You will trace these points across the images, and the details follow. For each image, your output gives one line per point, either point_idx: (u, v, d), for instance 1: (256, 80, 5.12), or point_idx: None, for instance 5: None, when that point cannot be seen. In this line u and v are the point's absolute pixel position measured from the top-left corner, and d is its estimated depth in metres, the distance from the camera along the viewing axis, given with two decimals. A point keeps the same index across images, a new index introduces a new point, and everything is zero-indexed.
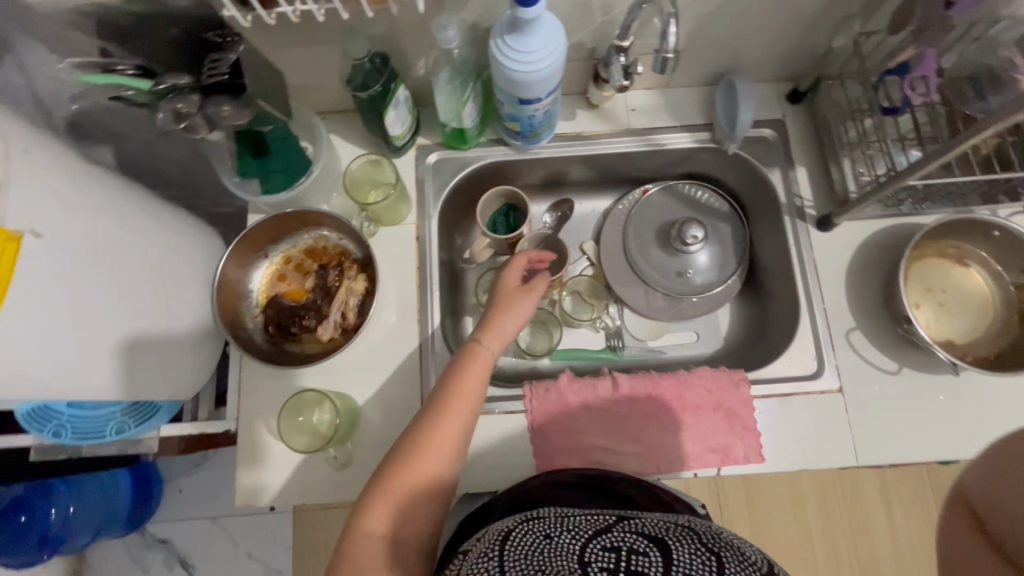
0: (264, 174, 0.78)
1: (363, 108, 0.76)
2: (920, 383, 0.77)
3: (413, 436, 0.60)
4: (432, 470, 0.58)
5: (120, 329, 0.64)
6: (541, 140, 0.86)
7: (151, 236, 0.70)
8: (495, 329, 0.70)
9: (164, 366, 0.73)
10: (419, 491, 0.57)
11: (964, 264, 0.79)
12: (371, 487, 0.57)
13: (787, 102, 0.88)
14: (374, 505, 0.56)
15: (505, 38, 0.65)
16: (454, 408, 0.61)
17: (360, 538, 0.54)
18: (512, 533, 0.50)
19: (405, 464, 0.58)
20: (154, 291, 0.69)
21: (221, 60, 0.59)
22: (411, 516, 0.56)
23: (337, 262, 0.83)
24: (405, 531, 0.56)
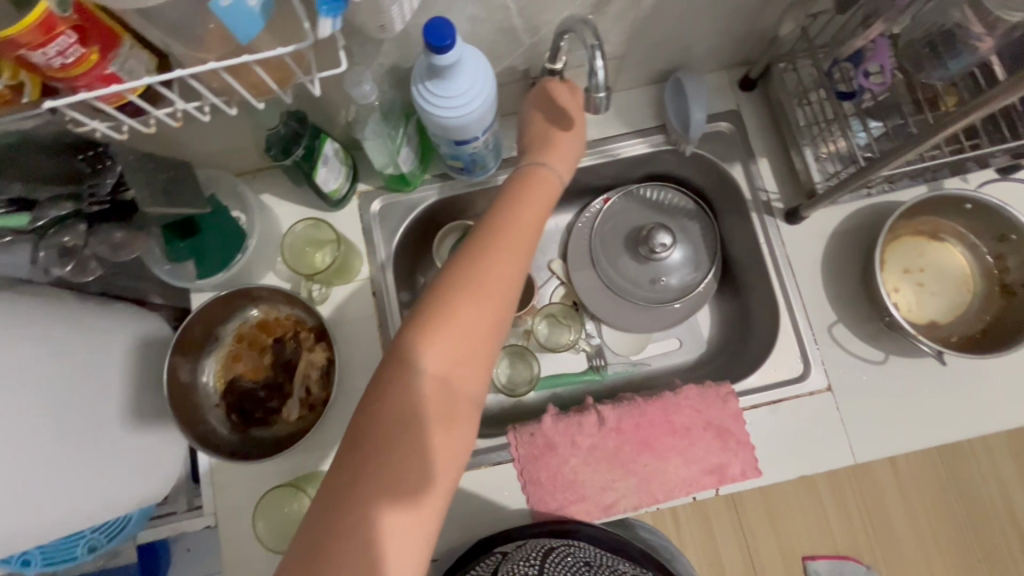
0: (198, 254, 0.72)
1: (291, 169, 0.71)
2: (909, 369, 0.75)
3: (474, 263, 0.55)
4: (490, 305, 0.54)
5: (64, 466, 0.57)
6: (489, 170, 0.81)
7: (74, 350, 0.62)
8: (545, 160, 0.66)
9: (122, 483, 0.66)
10: (476, 325, 0.53)
11: (940, 240, 0.77)
12: (426, 314, 0.52)
13: (739, 90, 0.83)
14: (431, 336, 0.51)
15: (426, 84, 0.59)
16: (514, 243, 0.58)
17: (409, 370, 0.51)
18: (554, 551, 0.67)
19: (467, 289, 0.54)
20: (87, 413, 0.62)
21: (99, 186, 0.56)
22: (467, 355, 0.52)
23: (292, 332, 0.78)
24: (460, 373, 0.52)
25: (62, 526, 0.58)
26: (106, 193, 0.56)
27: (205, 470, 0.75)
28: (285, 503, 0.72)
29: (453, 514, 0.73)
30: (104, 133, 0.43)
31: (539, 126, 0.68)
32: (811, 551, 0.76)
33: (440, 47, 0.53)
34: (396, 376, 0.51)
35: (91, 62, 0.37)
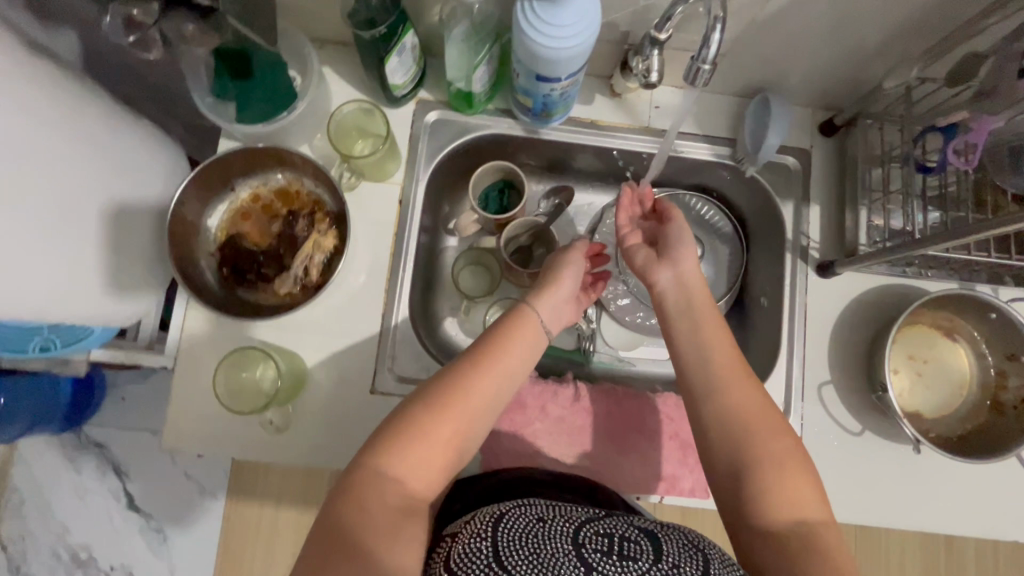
0: (241, 100, 0.69)
1: (363, 48, 0.68)
2: (879, 448, 0.76)
3: (456, 376, 0.54)
4: (462, 420, 0.52)
5: (33, 241, 0.55)
6: (553, 121, 0.79)
7: (84, 141, 0.60)
8: (549, 294, 0.64)
9: (87, 289, 0.64)
10: (441, 441, 0.51)
11: (953, 339, 0.77)
12: (392, 425, 0.51)
13: (819, 133, 0.82)
14: (394, 446, 0.50)
15: (531, 4, 0.57)
16: (500, 368, 0.56)
17: (368, 477, 0.48)
18: (506, 514, 0.50)
19: (441, 400, 0.52)
20: (78, 206, 0.60)
21: None
22: (429, 464, 0.50)
23: (308, 210, 0.76)
24: (419, 484, 0.50)
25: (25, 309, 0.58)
26: None
27: (180, 312, 0.74)
28: (246, 364, 0.71)
29: None
30: None
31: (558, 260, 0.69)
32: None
33: None
34: (356, 476, 0.48)
35: None
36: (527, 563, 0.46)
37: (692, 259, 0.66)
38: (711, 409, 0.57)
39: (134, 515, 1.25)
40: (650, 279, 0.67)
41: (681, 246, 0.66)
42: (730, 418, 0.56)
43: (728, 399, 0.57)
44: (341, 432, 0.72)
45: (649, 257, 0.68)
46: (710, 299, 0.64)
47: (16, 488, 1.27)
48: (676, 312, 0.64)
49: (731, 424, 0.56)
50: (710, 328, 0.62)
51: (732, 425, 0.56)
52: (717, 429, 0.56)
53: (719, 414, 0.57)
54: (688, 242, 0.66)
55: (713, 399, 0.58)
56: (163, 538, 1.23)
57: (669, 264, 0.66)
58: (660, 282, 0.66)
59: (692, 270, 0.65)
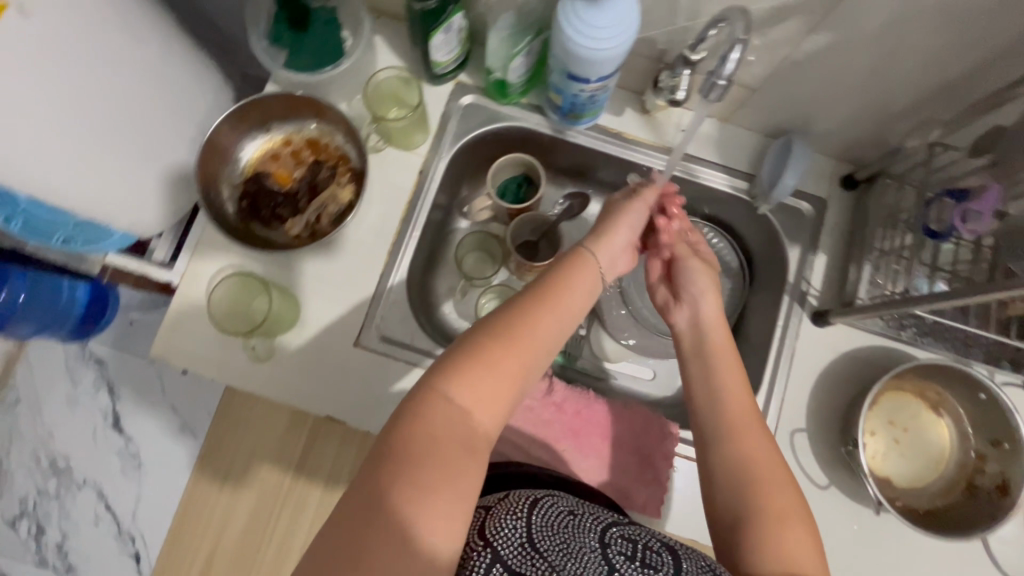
0: (293, 48, 0.74)
1: (411, 20, 0.72)
2: (842, 507, 0.74)
3: (522, 312, 0.56)
4: (525, 354, 0.54)
5: (76, 136, 0.60)
6: (581, 123, 0.81)
7: (138, 52, 0.65)
8: (604, 243, 0.66)
9: (115, 194, 0.68)
10: (508, 371, 0.52)
11: (937, 412, 0.76)
12: (455, 352, 0.52)
13: (839, 185, 0.83)
14: (459, 370, 0.51)
15: (573, 3, 0.60)
16: (561, 306, 0.58)
17: (439, 400, 0.49)
18: (540, 500, 0.53)
19: (504, 332, 0.54)
20: (119, 109, 0.64)
21: None
22: (494, 394, 0.51)
23: (333, 163, 0.80)
24: (484, 412, 0.51)
25: (57, 199, 0.63)
26: None
27: (195, 235, 0.78)
28: (253, 292, 0.75)
29: (378, 390, 0.75)
30: None
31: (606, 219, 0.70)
32: None
33: None
34: (420, 402, 0.49)
35: None
36: (558, 551, 0.48)
37: (711, 300, 0.67)
38: (721, 452, 0.58)
39: (116, 436, 1.29)
40: (668, 319, 0.70)
41: (701, 290, 0.67)
42: (742, 467, 0.56)
43: (738, 447, 0.58)
44: (319, 376, 0.75)
45: (669, 299, 0.71)
46: (729, 342, 0.65)
47: (16, 387, 1.33)
48: (691, 352, 0.65)
49: (742, 471, 0.56)
50: (728, 374, 0.62)
51: (744, 471, 0.56)
52: (724, 474, 0.57)
53: (727, 460, 0.57)
54: (710, 285, 0.68)
55: (724, 443, 0.58)
56: (137, 463, 1.27)
57: (686, 305, 0.68)
58: (679, 323, 0.68)
59: (710, 313, 0.66)
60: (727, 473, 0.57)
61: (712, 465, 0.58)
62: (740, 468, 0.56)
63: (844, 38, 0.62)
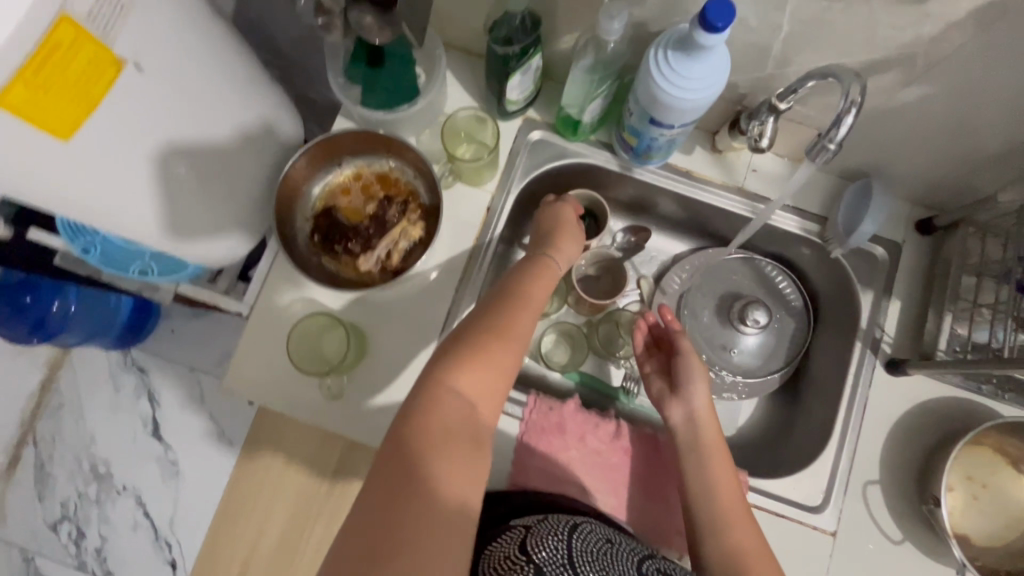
0: (369, 84, 0.74)
1: (492, 59, 0.72)
2: (914, 562, 0.73)
3: (504, 310, 0.62)
4: (514, 348, 0.60)
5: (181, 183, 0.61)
6: (650, 163, 0.80)
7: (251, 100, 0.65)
8: (561, 250, 0.73)
9: (208, 234, 0.70)
10: (501, 366, 0.58)
11: (1017, 469, 0.74)
12: (445, 352, 0.58)
13: (914, 229, 0.81)
14: (451, 363, 0.56)
15: (667, 53, 0.59)
16: (529, 305, 0.64)
17: (442, 394, 0.53)
18: (579, 527, 0.59)
19: (489, 326, 0.60)
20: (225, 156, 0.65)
21: None
22: (492, 385, 0.56)
23: (403, 198, 0.79)
24: (484, 403, 0.56)
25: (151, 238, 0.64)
26: None
27: (266, 268, 0.78)
28: (319, 330, 0.76)
29: None
30: None
31: (554, 221, 0.76)
32: None
33: (711, 25, 0.53)
34: (428, 394, 0.53)
35: None
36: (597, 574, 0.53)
37: (703, 396, 0.69)
38: (714, 544, 0.60)
39: (156, 443, 1.30)
40: (664, 414, 0.71)
41: (692, 384, 0.69)
42: (734, 561, 0.58)
43: (731, 540, 0.59)
44: (385, 414, 0.74)
45: (664, 392, 0.72)
46: (721, 438, 0.67)
47: (60, 391, 1.35)
48: (685, 448, 0.67)
49: (734, 565, 0.58)
50: (720, 469, 0.64)
51: (738, 563, 0.58)
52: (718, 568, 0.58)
53: (717, 555, 0.59)
54: (700, 379, 0.70)
55: (718, 536, 0.60)
56: (176, 470, 1.28)
57: (681, 401, 0.69)
58: (672, 419, 0.70)
59: (702, 409, 0.68)
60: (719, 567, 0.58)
61: (703, 557, 0.60)
62: (732, 559, 0.58)
63: (946, 90, 0.61)
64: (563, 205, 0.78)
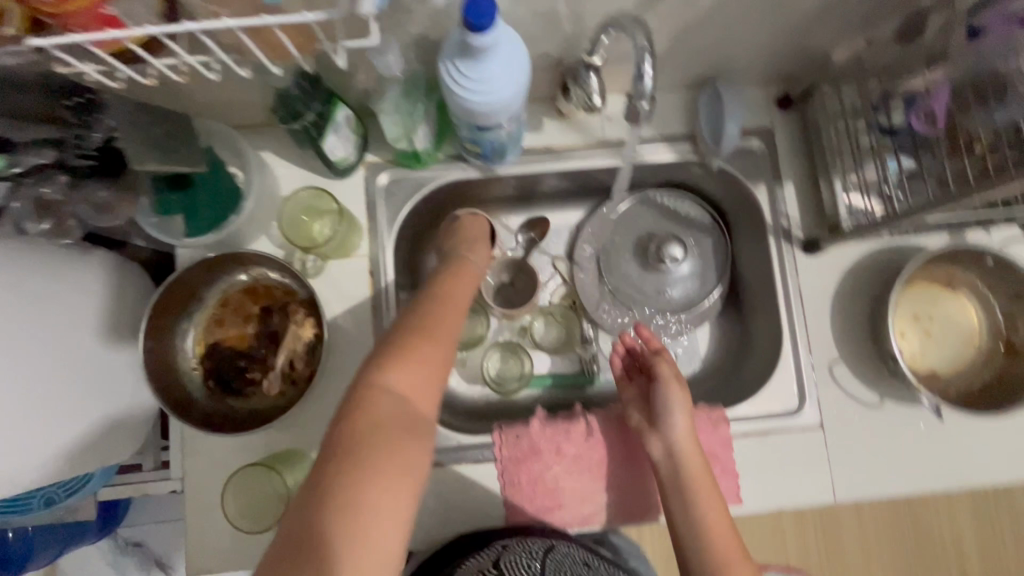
0: (189, 210, 0.68)
1: (299, 134, 0.67)
2: (900, 416, 0.74)
3: (418, 312, 0.58)
4: (443, 343, 0.56)
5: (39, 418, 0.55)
6: (507, 159, 0.76)
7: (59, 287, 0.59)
8: (476, 250, 0.73)
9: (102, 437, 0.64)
10: (432, 363, 0.53)
11: (954, 290, 0.75)
12: (381, 350, 0.53)
13: (777, 109, 0.79)
14: (389, 363, 0.51)
15: (455, 63, 0.54)
16: (455, 305, 0.61)
17: (373, 393, 0.49)
18: (551, 549, 0.66)
19: (416, 329, 0.56)
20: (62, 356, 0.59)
21: (85, 141, 0.48)
22: (425, 379, 0.52)
23: (281, 303, 0.74)
24: (420, 397, 0.51)
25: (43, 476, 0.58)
26: (93, 148, 0.49)
27: (177, 436, 0.72)
28: (259, 482, 0.69)
29: (428, 501, 0.72)
30: (96, 79, 0.38)
31: (469, 233, 0.75)
32: None
33: (479, 25, 0.49)
34: (358, 394, 0.49)
35: None
36: None
37: (684, 430, 0.66)
38: None
39: None
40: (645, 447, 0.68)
41: (671, 417, 0.66)
42: None
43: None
44: None
45: (643, 424, 0.70)
46: (705, 466, 0.64)
47: None
48: (669, 484, 0.65)
49: None
50: (708, 499, 0.62)
51: None
52: None
53: None
54: (679, 411, 0.66)
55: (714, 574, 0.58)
56: None
57: (659, 435, 0.67)
58: (654, 453, 0.67)
59: (682, 442, 0.65)
60: None
61: None
62: None
63: None
64: (470, 218, 0.77)
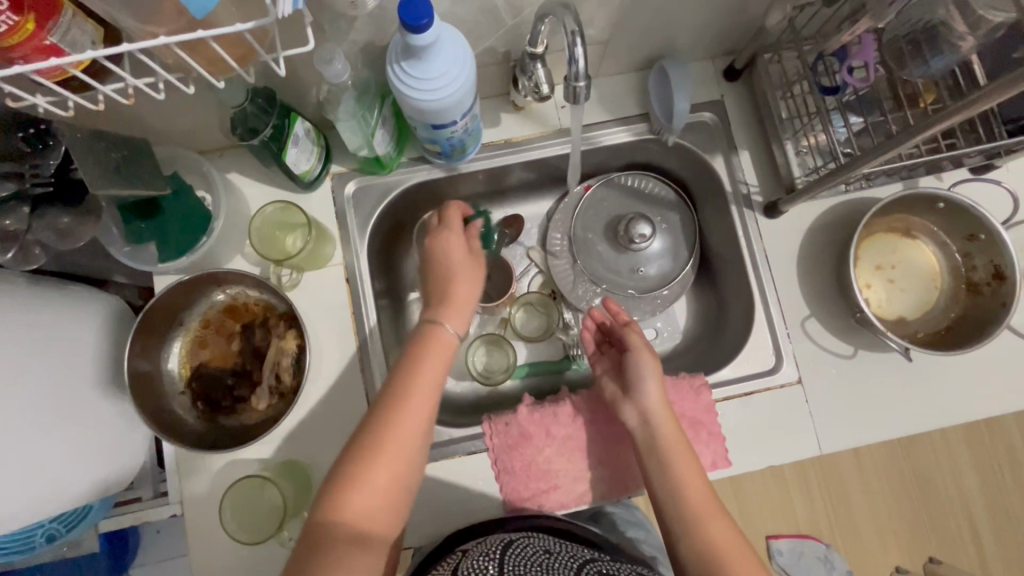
0: (160, 237, 0.68)
1: (261, 150, 0.68)
2: (874, 364, 0.76)
3: (381, 412, 0.55)
4: (400, 451, 0.54)
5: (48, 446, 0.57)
6: (468, 155, 0.78)
7: (37, 322, 0.60)
8: (453, 302, 0.65)
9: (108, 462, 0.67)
10: (385, 476, 0.53)
11: (912, 237, 0.78)
12: (334, 476, 0.52)
13: (724, 81, 0.82)
14: (334, 493, 0.51)
15: (401, 65, 0.56)
16: (420, 387, 0.57)
17: (324, 528, 0.50)
18: (515, 542, 0.57)
19: (375, 444, 0.53)
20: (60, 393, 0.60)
21: (41, 168, 0.50)
22: (378, 501, 0.52)
23: (261, 319, 0.75)
24: (372, 516, 0.52)
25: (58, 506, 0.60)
26: (49, 173, 0.50)
27: (172, 460, 0.73)
28: (256, 495, 0.69)
29: (425, 497, 0.73)
30: (47, 109, 0.40)
31: (440, 248, 0.68)
32: (949, 499, 0.87)
33: (416, 25, 0.51)
34: (315, 534, 0.50)
35: (28, 31, 0.33)
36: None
37: (657, 396, 0.66)
38: (685, 542, 0.56)
39: None
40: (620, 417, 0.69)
41: (643, 384, 0.67)
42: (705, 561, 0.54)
43: (704, 536, 0.56)
44: None
45: (618, 394, 0.70)
46: (680, 432, 0.64)
47: None
48: (644, 449, 0.64)
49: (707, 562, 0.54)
50: (683, 462, 0.61)
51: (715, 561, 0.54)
52: (692, 560, 0.55)
53: (690, 553, 0.56)
54: (651, 377, 0.67)
55: (691, 534, 0.56)
56: None
57: (632, 403, 0.67)
58: (629, 421, 0.68)
59: (654, 408, 0.65)
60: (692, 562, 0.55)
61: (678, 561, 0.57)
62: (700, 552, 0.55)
63: None
64: (449, 211, 0.70)
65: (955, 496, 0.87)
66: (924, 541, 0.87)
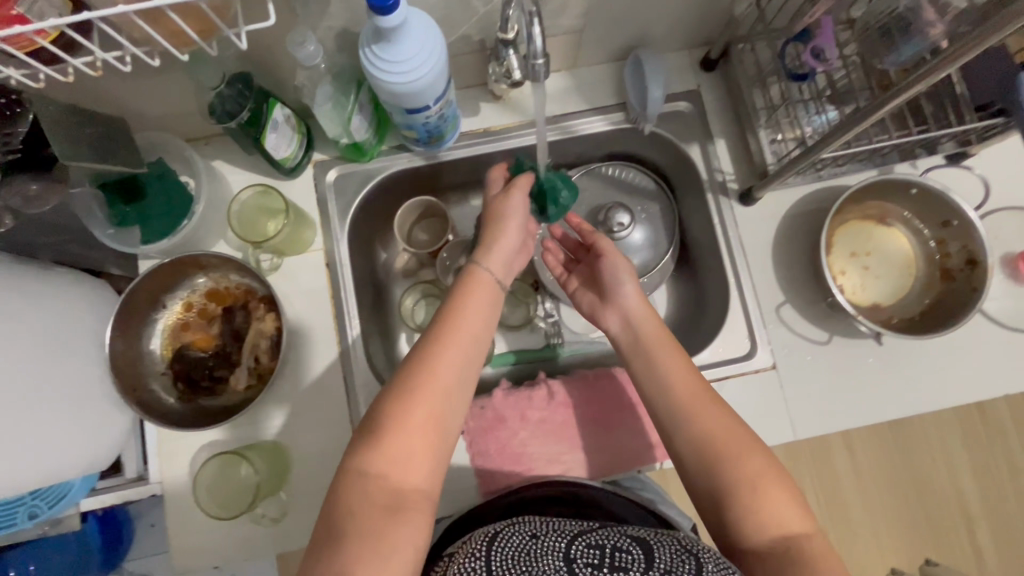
0: (144, 219, 0.70)
1: (241, 136, 0.70)
2: (849, 349, 0.77)
3: (416, 357, 0.55)
4: (434, 396, 0.52)
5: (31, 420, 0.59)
6: (447, 142, 0.80)
7: (20, 296, 0.62)
8: (493, 252, 0.64)
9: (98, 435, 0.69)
10: (419, 423, 0.51)
11: (888, 224, 0.79)
12: (361, 427, 0.52)
13: (701, 71, 0.83)
14: (368, 445, 0.50)
15: (372, 48, 0.58)
16: (455, 339, 0.56)
17: (351, 478, 0.49)
18: (499, 533, 0.48)
19: (407, 390, 0.52)
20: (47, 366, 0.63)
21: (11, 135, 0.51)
22: (411, 447, 0.50)
23: (242, 302, 0.77)
24: (403, 469, 0.50)
25: (43, 476, 0.62)
26: (19, 141, 0.51)
27: (152, 439, 0.74)
28: (234, 472, 0.71)
29: None
30: (19, 80, 0.41)
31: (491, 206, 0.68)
32: (942, 484, 0.88)
33: (383, 7, 0.52)
34: (344, 485, 0.49)
35: None
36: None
37: (634, 296, 0.66)
38: (682, 437, 0.57)
39: None
40: (602, 324, 0.69)
41: (620, 287, 0.67)
42: (706, 454, 0.55)
43: (698, 425, 0.56)
44: None
45: (595, 303, 0.71)
46: (662, 329, 0.64)
47: None
48: (629, 353, 0.65)
49: (705, 454, 0.55)
50: (669, 359, 0.61)
51: (717, 454, 0.54)
52: (691, 455, 0.56)
53: (688, 447, 0.56)
54: (626, 280, 0.67)
55: (685, 430, 0.57)
56: None
57: (612, 308, 0.68)
58: (611, 327, 0.68)
59: (634, 308, 0.66)
60: (691, 454, 0.56)
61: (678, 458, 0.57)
62: (700, 443, 0.55)
63: None
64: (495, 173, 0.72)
65: (949, 480, 0.88)
66: (922, 527, 0.87)
